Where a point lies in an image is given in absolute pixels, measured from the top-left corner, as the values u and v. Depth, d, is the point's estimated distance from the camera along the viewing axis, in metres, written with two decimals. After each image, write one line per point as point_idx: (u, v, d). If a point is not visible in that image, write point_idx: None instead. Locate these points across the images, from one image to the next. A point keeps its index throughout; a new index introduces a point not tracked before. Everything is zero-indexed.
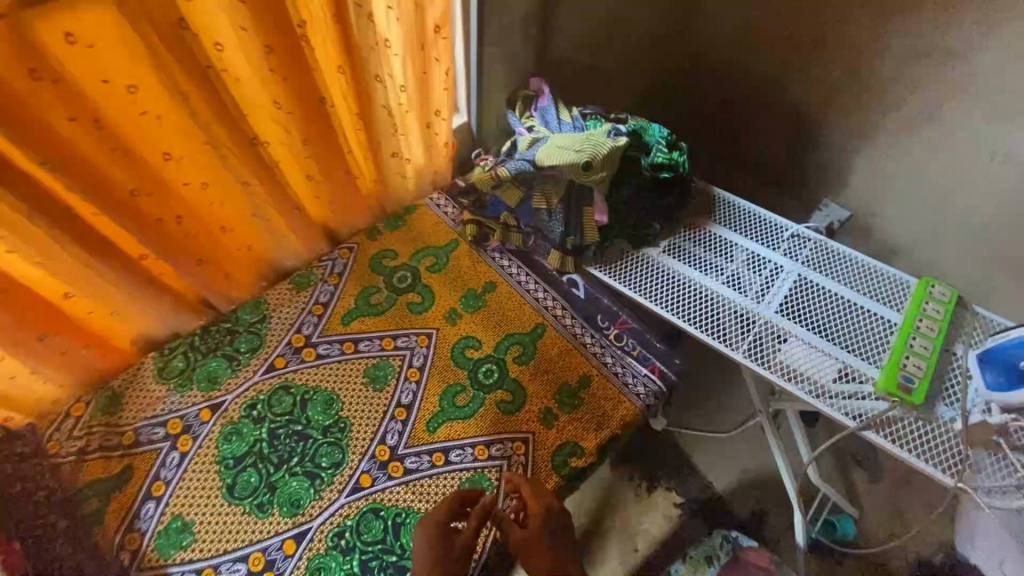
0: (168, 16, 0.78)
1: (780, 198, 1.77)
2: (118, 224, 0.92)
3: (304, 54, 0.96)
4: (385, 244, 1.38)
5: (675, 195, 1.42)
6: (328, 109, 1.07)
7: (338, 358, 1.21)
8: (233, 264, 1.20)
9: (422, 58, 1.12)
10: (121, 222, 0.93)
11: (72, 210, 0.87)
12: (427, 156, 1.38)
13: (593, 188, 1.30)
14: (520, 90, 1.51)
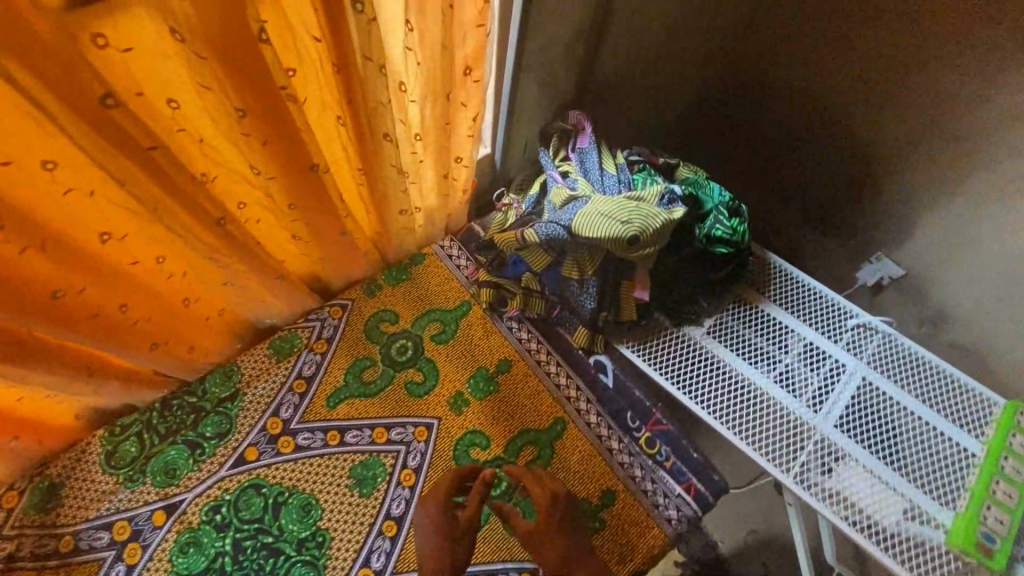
0: (96, 83, 0.55)
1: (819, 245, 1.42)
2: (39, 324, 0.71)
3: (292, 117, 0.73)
4: (384, 303, 1.18)
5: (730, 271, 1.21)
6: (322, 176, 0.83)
7: (322, 452, 1.03)
8: (201, 336, 1.00)
9: (445, 106, 0.90)
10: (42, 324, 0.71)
11: None
12: (441, 203, 1.16)
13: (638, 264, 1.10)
14: (556, 122, 1.26)
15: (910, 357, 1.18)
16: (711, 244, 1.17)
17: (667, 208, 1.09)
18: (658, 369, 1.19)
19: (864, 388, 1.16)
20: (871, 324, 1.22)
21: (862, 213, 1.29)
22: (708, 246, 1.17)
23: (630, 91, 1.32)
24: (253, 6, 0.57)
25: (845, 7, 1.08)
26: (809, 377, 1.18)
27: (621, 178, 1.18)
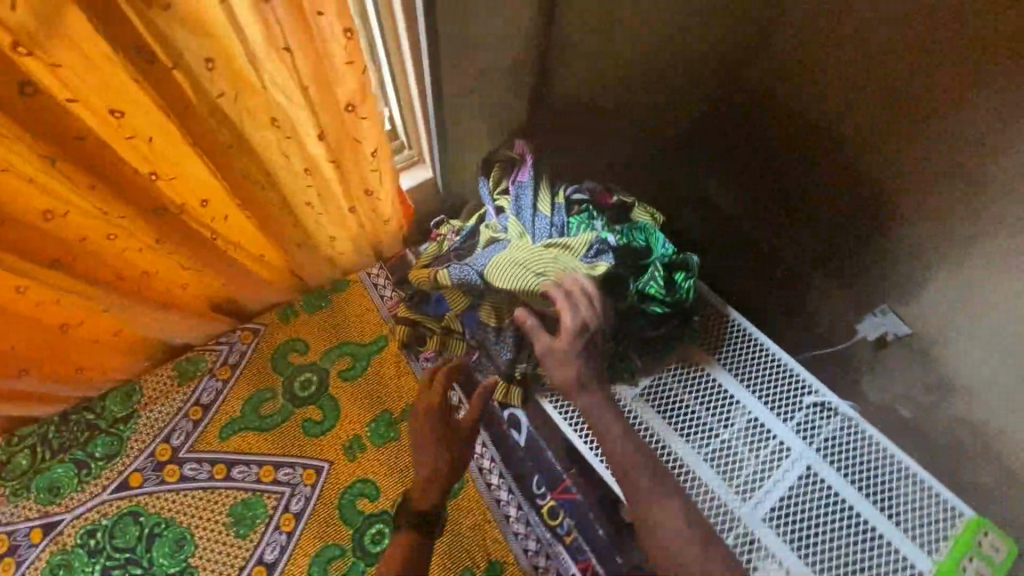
0: None
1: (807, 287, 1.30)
2: None
3: (114, 154, 0.69)
4: (296, 332, 1.13)
5: (669, 331, 1.09)
6: (179, 208, 0.82)
7: (206, 484, 1.00)
8: (94, 355, 0.99)
9: (331, 144, 0.84)
10: None
11: None
12: (359, 230, 1.10)
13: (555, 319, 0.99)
14: (502, 149, 1.15)
15: (872, 448, 0.99)
16: (643, 301, 1.06)
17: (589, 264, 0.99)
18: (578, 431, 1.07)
19: (807, 479, 0.98)
20: (831, 402, 1.04)
21: (860, 255, 1.20)
22: (639, 304, 1.06)
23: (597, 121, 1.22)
24: (27, 50, 0.54)
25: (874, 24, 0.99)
26: (745, 458, 1.01)
27: (556, 220, 1.07)
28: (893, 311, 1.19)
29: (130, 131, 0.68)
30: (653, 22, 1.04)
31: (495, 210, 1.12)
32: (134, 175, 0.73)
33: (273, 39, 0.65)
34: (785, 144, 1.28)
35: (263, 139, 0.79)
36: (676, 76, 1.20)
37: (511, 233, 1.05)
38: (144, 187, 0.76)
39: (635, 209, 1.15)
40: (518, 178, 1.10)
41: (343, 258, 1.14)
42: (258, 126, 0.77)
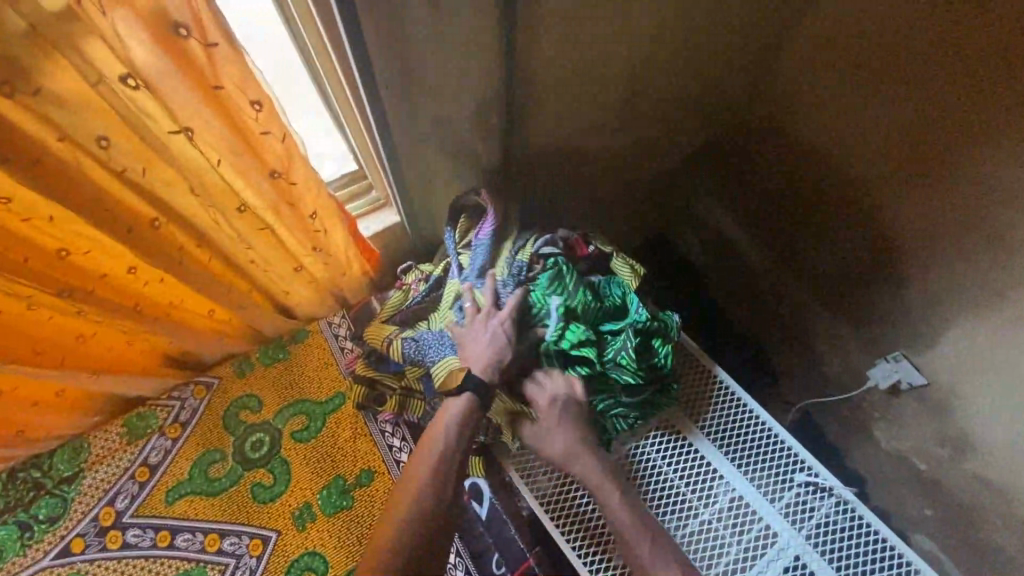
0: None
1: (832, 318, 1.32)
2: None
3: (15, 235, 0.64)
4: (250, 387, 1.09)
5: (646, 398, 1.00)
6: (103, 279, 0.76)
7: (148, 553, 0.96)
8: (39, 416, 0.95)
9: (262, 211, 0.78)
10: None
11: None
12: (316, 282, 1.04)
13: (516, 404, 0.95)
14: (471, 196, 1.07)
15: (863, 539, 0.94)
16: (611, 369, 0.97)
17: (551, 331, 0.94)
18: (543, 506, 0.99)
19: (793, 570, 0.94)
20: (822, 484, 0.98)
21: (870, 291, 1.21)
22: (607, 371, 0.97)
23: (568, 144, 1.19)
24: None
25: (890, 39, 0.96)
26: (729, 546, 0.96)
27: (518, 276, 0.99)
28: (908, 358, 1.16)
29: (24, 213, 0.62)
30: (622, 46, 1.01)
31: (457, 268, 1.04)
32: (39, 256, 0.67)
33: (171, 117, 0.58)
34: (795, 163, 1.28)
35: (184, 207, 0.73)
36: (651, 94, 1.17)
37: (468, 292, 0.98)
38: (58, 263, 0.70)
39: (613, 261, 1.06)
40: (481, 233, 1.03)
41: (301, 309, 1.09)
42: (176, 195, 0.70)
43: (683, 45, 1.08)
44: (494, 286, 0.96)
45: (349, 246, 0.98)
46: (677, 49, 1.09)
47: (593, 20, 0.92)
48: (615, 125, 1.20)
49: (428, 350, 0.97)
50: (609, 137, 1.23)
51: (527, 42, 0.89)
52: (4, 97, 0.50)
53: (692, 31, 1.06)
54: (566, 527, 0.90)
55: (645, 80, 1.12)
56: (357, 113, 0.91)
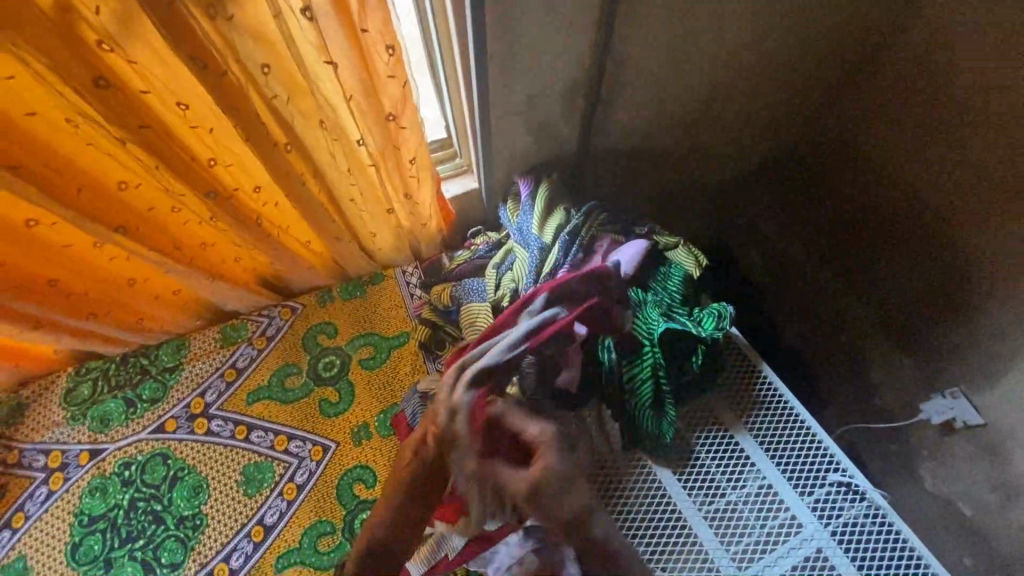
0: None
1: (885, 346, 1.31)
2: None
3: (181, 143, 0.78)
4: (329, 316, 1.22)
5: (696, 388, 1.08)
6: (234, 194, 0.89)
7: (226, 441, 1.10)
8: (157, 309, 1.11)
9: (371, 147, 0.89)
10: None
11: None
12: (399, 228, 1.16)
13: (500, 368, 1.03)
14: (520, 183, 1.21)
15: (889, 544, 0.95)
16: (683, 355, 1.03)
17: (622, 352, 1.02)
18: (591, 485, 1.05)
19: (813, 562, 0.96)
20: (854, 486, 1.00)
21: (938, 325, 1.19)
22: (684, 354, 1.03)
23: (646, 134, 1.25)
24: (126, 45, 0.62)
25: (988, 63, 0.98)
26: (752, 529, 0.99)
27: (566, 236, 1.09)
28: (967, 397, 1.14)
29: (193, 121, 0.75)
30: (716, 50, 1.07)
31: (512, 229, 1.15)
32: (196, 161, 0.81)
33: (324, 51, 0.71)
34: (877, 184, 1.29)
35: (310, 138, 0.86)
36: (737, 93, 1.21)
37: (515, 248, 1.11)
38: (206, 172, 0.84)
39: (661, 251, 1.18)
40: (524, 198, 1.15)
41: (382, 253, 1.21)
42: (306, 126, 0.83)
43: (780, 54, 1.14)
44: (541, 256, 1.05)
45: (432, 201, 1.09)
46: (773, 58, 1.14)
47: (693, 24, 0.99)
48: (695, 124, 1.26)
49: (469, 297, 1.10)
50: (688, 134, 1.29)
51: (628, 31, 0.97)
52: (206, 19, 0.63)
53: (791, 43, 1.12)
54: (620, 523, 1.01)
55: (734, 78, 1.16)
56: (460, 80, 1.01)
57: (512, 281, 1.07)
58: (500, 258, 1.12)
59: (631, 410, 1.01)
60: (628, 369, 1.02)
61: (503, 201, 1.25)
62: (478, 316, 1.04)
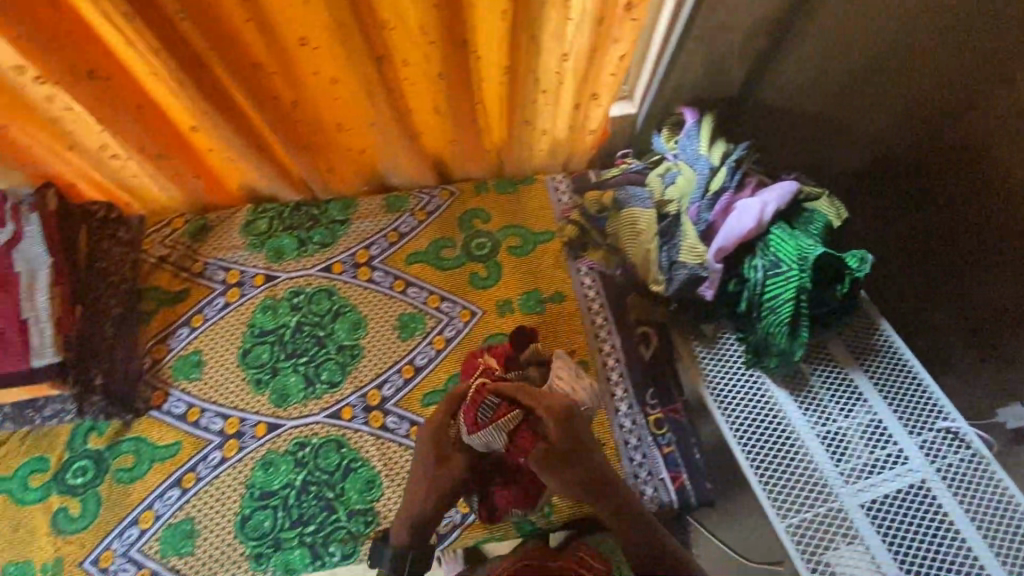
0: None
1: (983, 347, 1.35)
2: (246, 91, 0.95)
3: None
4: (482, 204, 1.32)
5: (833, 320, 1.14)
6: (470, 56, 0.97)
7: (386, 291, 1.21)
8: (340, 161, 1.22)
9: (600, 34, 0.96)
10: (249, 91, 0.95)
11: (218, 52, 0.88)
12: (567, 132, 1.24)
13: (667, 279, 1.06)
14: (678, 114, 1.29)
15: (992, 488, 1.02)
16: (827, 284, 1.10)
17: (770, 272, 1.09)
18: (713, 390, 1.14)
19: (916, 490, 1.04)
20: (962, 434, 1.07)
21: None
22: (827, 284, 1.10)
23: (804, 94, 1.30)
24: None
25: None
26: (859, 453, 1.08)
27: (730, 162, 1.16)
28: None
29: None
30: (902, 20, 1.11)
31: (672, 153, 1.22)
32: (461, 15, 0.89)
33: None
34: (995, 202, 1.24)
35: (557, 18, 0.92)
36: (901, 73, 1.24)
37: (679, 168, 1.17)
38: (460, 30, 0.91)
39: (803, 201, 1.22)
40: (689, 124, 1.22)
41: (542, 155, 1.31)
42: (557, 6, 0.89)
43: None
44: (708, 176, 1.14)
45: (605, 112, 1.19)
46: None
47: None
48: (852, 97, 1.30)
49: (634, 202, 1.14)
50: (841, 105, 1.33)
51: None
52: None
53: None
54: (737, 424, 1.11)
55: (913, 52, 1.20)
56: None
57: (679, 195, 1.13)
58: (662, 174, 1.18)
59: (766, 325, 1.10)
60: (773, 287, 1.09)
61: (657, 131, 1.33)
62: (638, 218, 1.11)
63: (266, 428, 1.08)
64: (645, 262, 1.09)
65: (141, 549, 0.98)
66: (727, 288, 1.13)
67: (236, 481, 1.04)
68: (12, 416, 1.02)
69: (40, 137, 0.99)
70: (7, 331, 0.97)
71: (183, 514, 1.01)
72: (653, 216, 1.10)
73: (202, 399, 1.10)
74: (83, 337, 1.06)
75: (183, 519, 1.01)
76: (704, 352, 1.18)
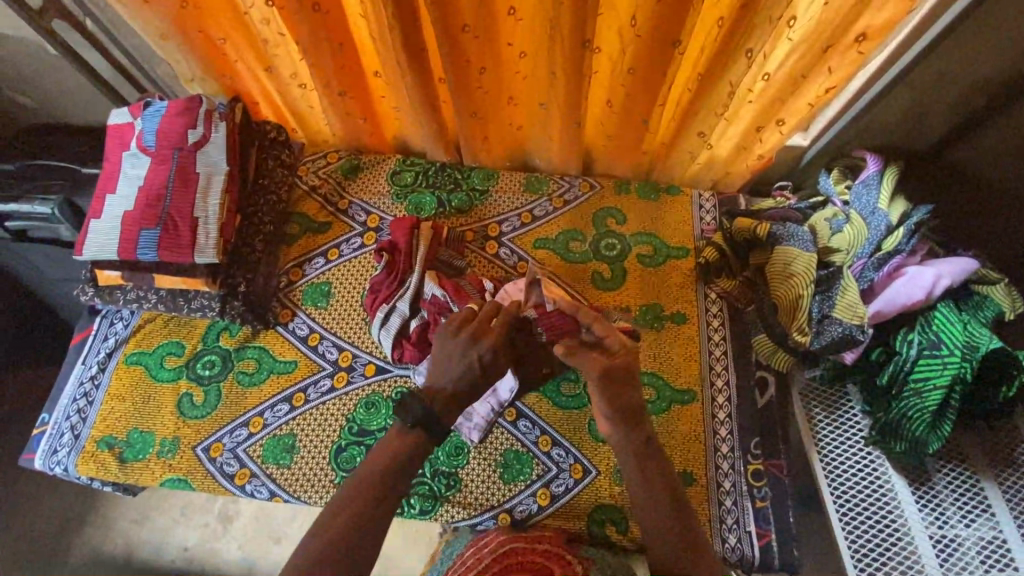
0: None
1: None
2: (446, 53, 0.97)
3: (689, 4, 0.83)
4: (621, 203, 1.29)
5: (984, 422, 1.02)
6: (675, 58, 0.93)
7: (509, 268, 1.23)
8: (494, 135, 1.24)
9: (814, 62, 0.93)
10: (448, 54, 0.97)
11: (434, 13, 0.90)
12: (731, 152, 1.19)
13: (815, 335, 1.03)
14: (855, 156, 1.19)
15: None
16: (989, 382, 1.00)
17: (923, 352, 1.01)
18: (821, 456, 1.08)
19: None
20: None
21: None
22: (990, 383, 0.99)
23: None
24: None
25: None
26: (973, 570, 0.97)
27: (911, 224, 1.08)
28: None
29: None
30: None
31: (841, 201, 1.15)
32: (684, 21, 0.87)
33: None
34: None
35: (771, 36, 0.88)
36: None
37: (849, 219, 1.11)
38: (674, 34, 0.88)
39: (973, 282, 1.05)
40: (869, 172, 1.14)
41: (695, 168, 1.26)
42: (773, 29, 0.86)
43: None
44: (881, 235, 1.07)
45: (779, 142, 1.13)
46: None
47: None
48: None
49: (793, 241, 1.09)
50: None
51: None
52: None
53: None
54: (841, 498, 1.05)
55: None
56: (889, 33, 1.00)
57: (843, 248, 1.08)
58: (827, 221, 1.13)
59: (903, 406, 1.01)
60: (923, 368, 1.00)
61: (824, 170, 1.25)
62: (794, 260, 1.06)
63: (374, 370, 1.12)
64: (795, 307, 1.04)
65: (246, 450, 1.06)
66: (868, 355, 1.08)
67: (339, 412, 1.09)
68: (166, 300, 1.11)
69: (246, 55, 1.08)
70: (180, 224, 1.06)
71: (287, 429, 1.07)
72: (813, 261, 1.05)
73: (323, 326, 1.16)
74: (236, 245, 1.14)
75: (287, 433, 1.07)
76: (821, 416, 1.11)
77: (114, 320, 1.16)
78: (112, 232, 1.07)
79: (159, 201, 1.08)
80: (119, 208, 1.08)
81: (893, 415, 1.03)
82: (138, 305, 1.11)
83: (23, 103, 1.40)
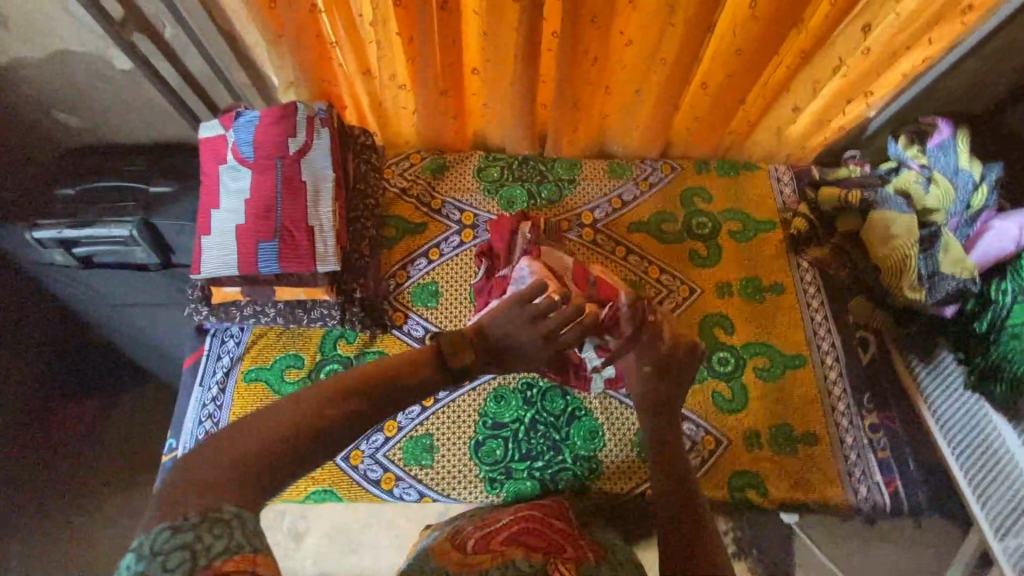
0: None
1: None
2: (567, 44, 0.99)
3: None
4: (704, 183, 1.32)
5: None
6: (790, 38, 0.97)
7: (609, 255, 1.25)
8: (582, 126, 1.26)
9: (916, 34, 0.99)
10: (568, 45, 0.99)
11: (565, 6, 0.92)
12: (812, 126, 1.24)
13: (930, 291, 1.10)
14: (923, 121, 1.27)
15: None
16: None
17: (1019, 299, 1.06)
18: (928, 404, 1.14)
19: None
20: None
21: None
22: None
23: None
24: None
25: None
26: None
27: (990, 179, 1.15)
28: None
29: None
30: None
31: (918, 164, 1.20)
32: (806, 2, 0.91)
33: None
34: None
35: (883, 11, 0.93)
36: None
37: (934, 181, 1.17)
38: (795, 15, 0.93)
39: None
40: (942, 134, 1.19)
41: (773, 144, 1.31)
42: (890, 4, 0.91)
43: None
44: (966, 194, 1.14)
45: (861, 114, 1.19)
46: None
47: None
48: None
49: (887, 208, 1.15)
50: None
51: None
52: None
53: None
54: (952, 439, 1.11)
55: None
56: None
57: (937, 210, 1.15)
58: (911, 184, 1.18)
59: (1001, 351, 1.07)
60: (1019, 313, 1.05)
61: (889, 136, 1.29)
62: (892, 225, 1.12)
63: None
64: (902, 267, 1.11)
65: (386, 454, 1.06)
66: (963, 307, 1.12)
67: (471, 408, 1.10)
68: (284, 312, 1.10)
69: (349, 59, 1.07)
70: (297, 235, 1.05)
71: (423, 429, 1.08)
72: (912, 224, 1.11)
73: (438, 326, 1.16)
74: (345, 252, 1.14)
75: (423, 434, 1.08)
76: (920, 367, 1.18)
77: (225, 338, 1.14)
78: (227, 248, 1.05)
79: (270, 212, 1.06)
80: (228, 222, 1.05)
81: (991, 362, 1.08)
82: (254, 319, 1.10)
83: (71, 122, 1.30)
